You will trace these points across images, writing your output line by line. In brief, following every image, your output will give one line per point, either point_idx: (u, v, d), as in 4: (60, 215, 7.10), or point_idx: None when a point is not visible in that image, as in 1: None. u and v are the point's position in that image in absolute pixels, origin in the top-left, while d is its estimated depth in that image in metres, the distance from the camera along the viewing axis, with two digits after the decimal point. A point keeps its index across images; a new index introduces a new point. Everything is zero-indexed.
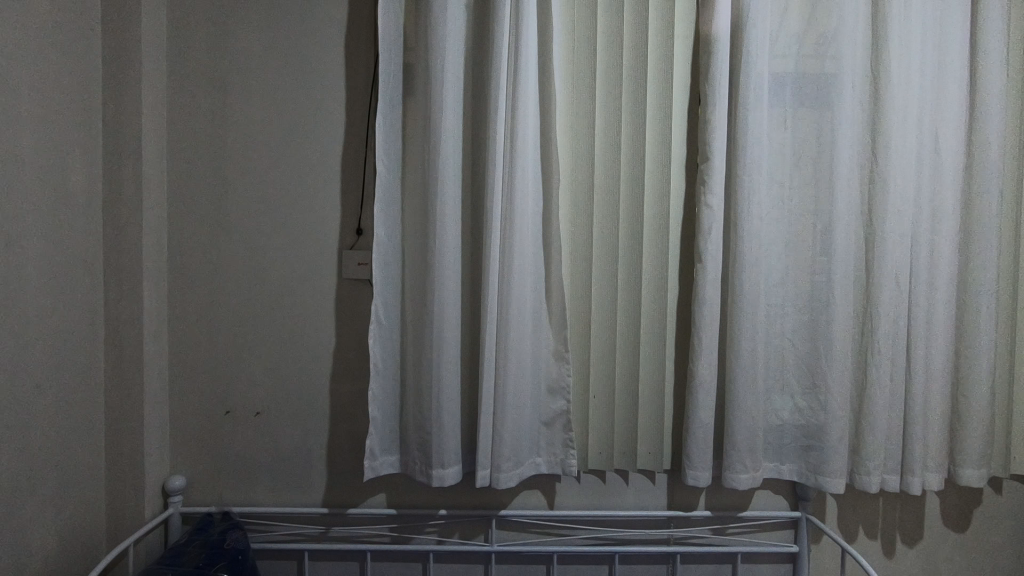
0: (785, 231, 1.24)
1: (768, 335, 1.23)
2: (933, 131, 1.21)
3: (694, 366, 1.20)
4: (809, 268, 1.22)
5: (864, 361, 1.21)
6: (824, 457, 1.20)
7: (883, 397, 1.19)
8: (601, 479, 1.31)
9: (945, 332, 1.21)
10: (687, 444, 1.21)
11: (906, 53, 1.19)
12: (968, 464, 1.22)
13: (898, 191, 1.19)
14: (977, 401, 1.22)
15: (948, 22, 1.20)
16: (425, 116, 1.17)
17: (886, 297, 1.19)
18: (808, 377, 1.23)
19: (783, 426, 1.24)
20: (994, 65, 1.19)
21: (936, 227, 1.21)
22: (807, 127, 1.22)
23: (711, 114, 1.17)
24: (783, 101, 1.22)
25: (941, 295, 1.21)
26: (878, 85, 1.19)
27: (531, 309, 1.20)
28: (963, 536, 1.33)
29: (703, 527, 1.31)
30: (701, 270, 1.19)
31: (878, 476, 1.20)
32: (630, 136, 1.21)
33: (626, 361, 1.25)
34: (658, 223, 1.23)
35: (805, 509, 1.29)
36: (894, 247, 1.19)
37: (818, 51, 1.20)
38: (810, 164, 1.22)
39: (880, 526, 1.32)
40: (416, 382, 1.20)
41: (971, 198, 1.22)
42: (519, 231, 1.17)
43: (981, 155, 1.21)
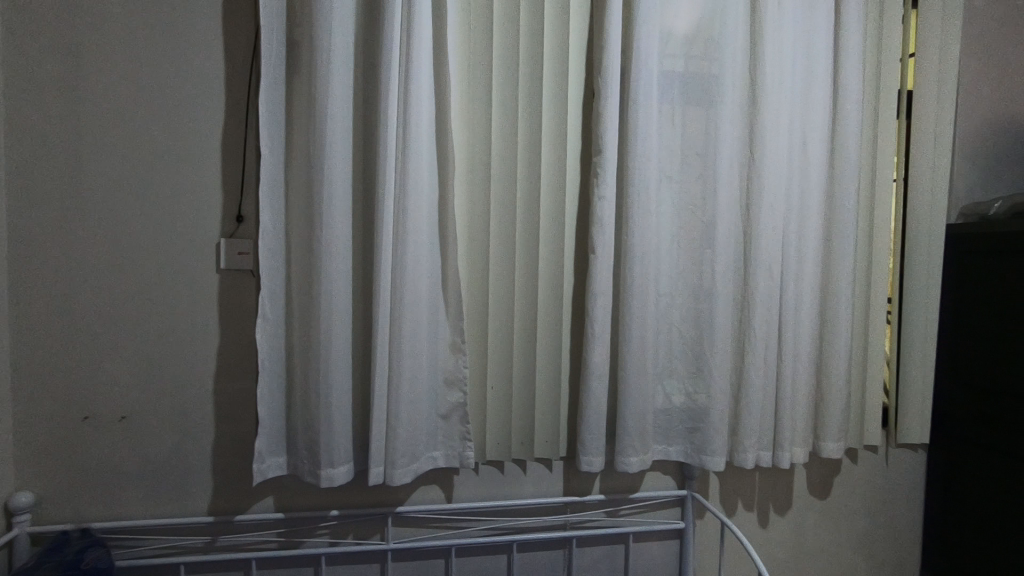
0: (673, 225, 1.29)
1: (658, 323, 1.29)
2: (802, 132, 1.31)
3: (588, 355, 1.23)
4: (695, 259, 1.29)
5: (742, 346, 1.29)
6: (706, 438, 1.27)
7: (758, 379, 1.28)
8: (500, 469, 1.31)
9: (811, 319, 1.32)
10: (582, 431, 1.24)
11: (779, 58, 1.28)
12: (829, 439, 1.34)
13: (772, 188, 1.28)
14: (837, 380, 1.34)
15: (816, 32, 1.29)
16: (309, 96, 1.10)
17: (762, 286, 1.27)
18: (693, 363, 1.30)
19: (670, 410, 1.31)
20: (853, 74, 1.31)
21: (804, 222, 1.31)
22: (694, 125, 1.28)
23: (603, 108, 1.20)
24: (672, 99, 1.27)
25: (807, 284, 1.31)
26: (756, 87, 1.27)
27: (426, 300, 1.17)
28: (825, 503, 1.46)
29: (598, 511, 1.35)
30: (594, 261, 1.21)
31: (752, 454, 1.29)
32: (526, 128, 1.21)
33: (523, 351, 1.26)
34: (553, 214, 1.24)
35: (690, 488, 1.36)
36: (768, 240, 1.27)
37: (703, 53, 1.26)
38: (697, 161, 1.28)
39: (756, 499, 1.43)
40: (304, 378, 1.14)
41: (834, 196, 1.33)
42: (413, 221, 1.13)
43: (842, 156, 1.32)
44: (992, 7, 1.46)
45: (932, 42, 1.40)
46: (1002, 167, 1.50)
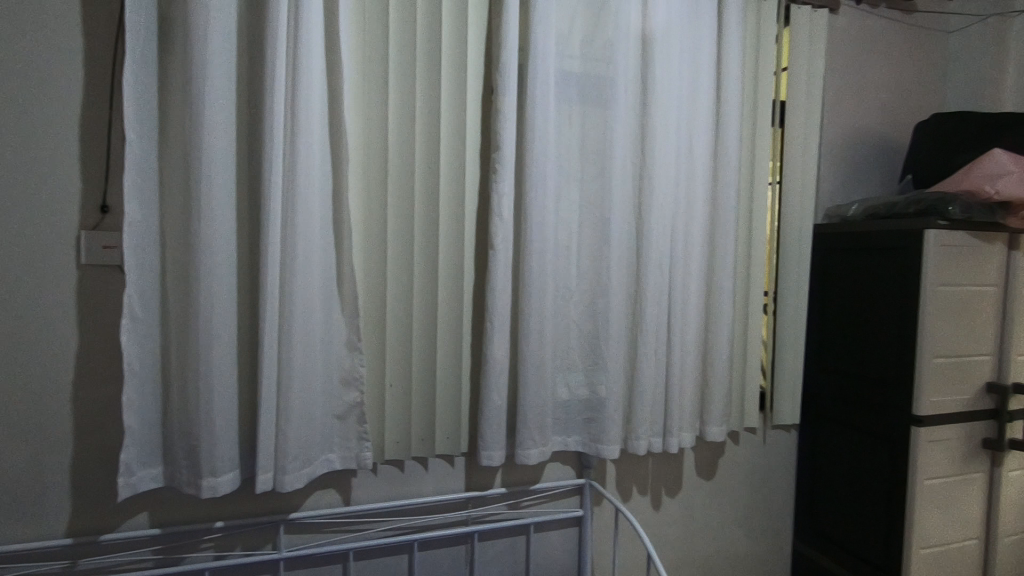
0: (571, 222, 1.33)
1: (556, 317, 1.32)
2: (689, 135, 1.38)
3: (487, 350, 1.23)
4: (590, 255, 1.33)
5: (635, 338, 1.35)
6: (601, 428, 1.33)
7: (649, 369, 1.35)
8: (399, 469, 1.29)
9: (697, 311, 1.40)
10: (483, 426, 1.25)
11: (668, 65, 1.34)
12: (713, 424, 1.44)
13: (661, 187, 1.34)
14: (719, 368, 1.43)
15: (700, 43, 1.37)
16: (183, 79, 1.01)
17: (653, 280, 1.34)
18: (590, 354, 1.34)
19: (568, 401, 1.35)
20: (733, 83, 1.40)
21: (691, 219, 1.39)
22: (589, 125, 1.32)
23: (501, 104, 1.20)
24: (569, 99, 1.31)
25: (694, 278, 1.39)
26: (647, 91, 1.33)
27: (319, 297, 1.13)
28: (711, 483, 1.57)
29: (499, 504, 1.37)
30: (493, 256, 1.22)
31: (645, 441, 1.36)
32: (425, 121, 1.20)
33: (422, 348, 1.24)
34: (452, 210, 1.24)
35: (588, 477, 1.41)
36: (658, 237, 1.34)
37: (597, 56, 1.31)
38: (593, 159, 1.32)
39: (649, 484, 1.50)
40: (181, 383, 1.05)
41: (718, 195, 1.42)
42: (303, 214, 1.08)
43: (724, 159, 1.41)
44: (851, 30, 1.62)
45: (801, 59, 1.53)
46: (860, 175, 1.67)
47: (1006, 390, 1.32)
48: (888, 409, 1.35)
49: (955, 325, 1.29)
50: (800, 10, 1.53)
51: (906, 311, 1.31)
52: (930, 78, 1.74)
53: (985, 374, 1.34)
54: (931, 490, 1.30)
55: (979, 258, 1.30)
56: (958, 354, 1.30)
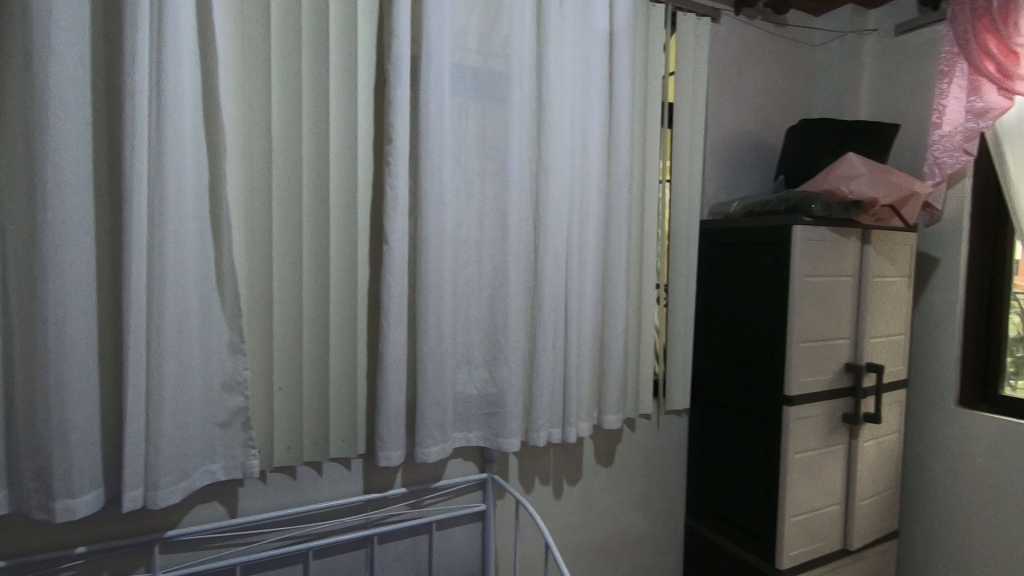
0: (468, 217, 1.32)
1: (454, 313, 1.31)
2: (582, 133, 1.42)
3: (383, 348, 1.20)
4: (488, 250, 1.34)
5: (534, 331, 1.37)
6: (502, 422, 1.34)
7: (548, 362, 1.37)
8: (291, 475, 1.23)
9: (592, 304, 1.45)
10: (380, 426, 1.22)
11: (562, 62, 1.37)
12: (610, 413, 1.50)
13: (558, 183, 1.37)
14: (615, 359, 1.49)
15: (592, 43, 1.41)
16: (22, 51, 0.90)
17: (550, 275, 1.36)
18: (489, 350, 1.35)
19: (468, 397, 1.35)
20: (624, 84, 1.45)
21: (585, 215, 1.43)
22: (484, 121, 1.32)
23: (393, 96, 1.17)
24: (464, 93, 1.30)
25: (589, 272, 1.43)
26: (542, 88, 1.35)
27: (195, 296, 1.04)
28: (609, 469, 1.63)
29: (400, 504, 1.34)
30: (387, 252, 1.19)
31: (544, 432, 1.38)
32: (311, 111, 1.15)
33: (313, 347, 1.19)
34: (343, 203, 1.19)
35: (490, 470, 1.41)
36: (554, 232, 1.37)
37: (491, 52, 1.32)
38: (489, 155, 1.33)
39: (551, 474, 1.53)
40: (28, 395, 0.94)
41: (611, 192, 1.47)
42: (174, 207, 0.99)
43: (617, 157, 1.47)
44: (731, 40, 1.74)
45: (686, 63, 1.62)
46: (740, 174, 1.80)
47: (861, 369, 1.48)
48: (764, 391, 1.47)
49: (818, 313, 1.42)
50: (685, 17, 1.61)
51: (778, 300, 1.42)
52: (799, 87, 1.90)
53: (844, 355, 1.49)
54: (800, 463, 1.42)
55: (838, 252, 1.43)
56: (822, 338, 1.44)
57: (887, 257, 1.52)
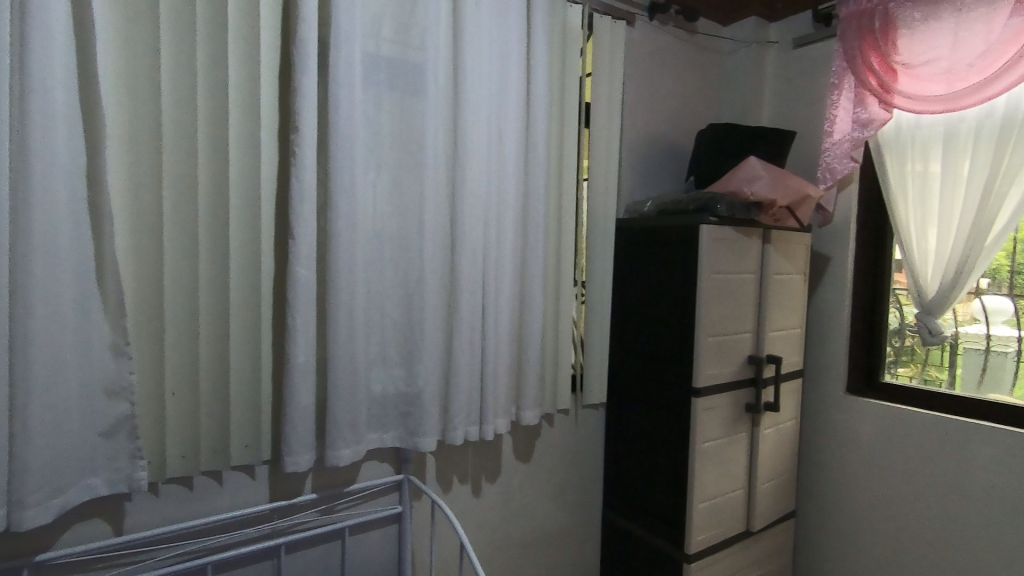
0: (382, 211, 1.28)
1: (368, 310, 1.27)
2: (500, 129, 1.41)
3: (290, 348, 1.14)
4: (403, 246, 1.30)
5: (450, 329, 1.36)
6: (418, 421, 1.32)
7: (465, 360, 1.36)
8: (187, 486, 1.14)
9: (510, 301, 1.45)
10: (286, 430, 1.16)
11: (479, 57, 1.35)
12: (528, 408, 1.51)
13: (474, 179, 1.36)
14: (532, 354, 1.50)
15: (510, 39, 1.41)
16: None
17: (467, 271, 1.35)
18: (404, 348, 1.32)
19: (383, 397, 1.31)
20: (541, 82, 1.46)
21: (502, 211, 1.42)
22: (399, 113, 1.29)
23: (299, 83, 1.11)
24: (377, 84, 1.26)
25: (506, 269, 1.43)
26: (458, 83, 1.33)
27: (70, 294, 0.94)
28: (528, 465, 1.64)
29: (310, 511, 1.28)
30: (293, 247, 1.13)
31: (462, 430, 1.37)
32: (208, 95, 1.07)
33: (211, 348, 1.11)
34: (244, 195, 1.12)
35: (407, 471, 1.38)
36: (471, 228, 1.36)
37: (406, 42, 1.28)
38: (404, 149, 1.29)
39: (469, 472, 1.52)
40: None
41: (528, 189, 1.48)
42: (42, 194, 0.90)
43: (534, 154, 1.47)
44: (645, 44, 1.79)
45: (602, 65, 1.65)
46: (653, 175, 1.86)
47: (762, 360, 1.57)
48: (674, 383, 1.52)
49: (724, 308, 1.49)
50: (601, 19, 1.65)
51: (687, 296, 1.49)
52: (709, 93, 1.99)
53: (747, 348, 1.57)
54: (707, 451, 1.49)
55: (741, 250, 1.51)
56: (727, 332, 1.51)
57: (786, 255, 1.62)
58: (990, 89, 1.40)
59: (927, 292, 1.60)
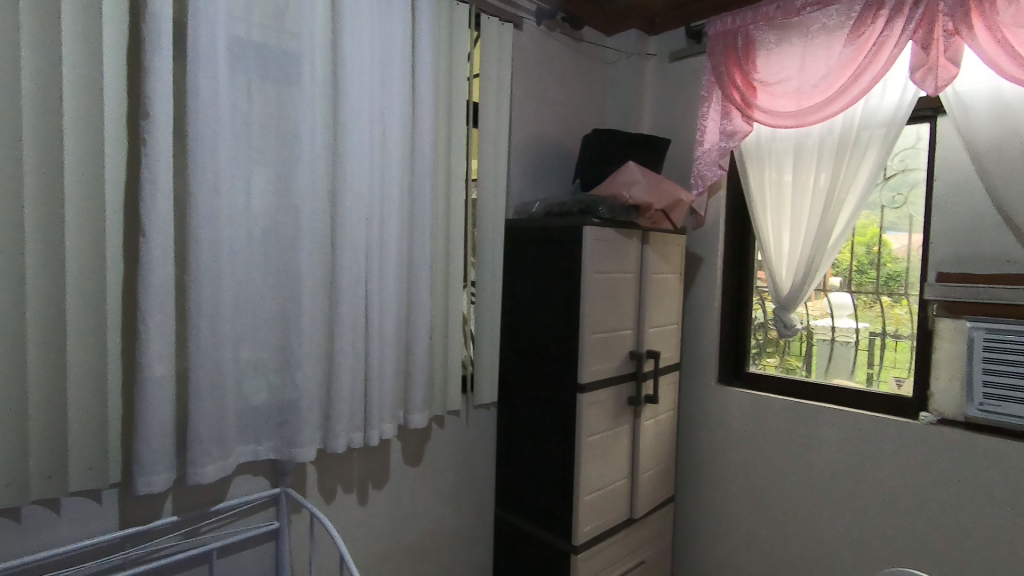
0: (253, 207, 1.20)
1: (237, 313, 1.18)
2: (382, 124, 1.37)
3: (143, 357, 1.03)
4: (277, 244, 1.23)
5: (331, 331, 1.30)
6: (295, 431, 1.24)
7: (347, 363, 1.31)
8: (13, 519, 1.00)
9: (395, 301, 1.41)
10: (139, 449, 1.04)
11: (359, 49, 1.30)
12: (416, 411, 1.47)
13: (355, 175, 1.31)
14: (419, 356, 1.47)
15: (392, 33, 1.37)
16: None
17: (347, 270, 1.30)
18: (280, 353, 1.24)
19: (256, 407, 1.22)
20: (426, 79, 1.44)
21: (386, 209, 1.38)
22: (271, 102, 1.21)
23: (150, 64, 1.01)
24: (246, 70, 1.17)
25: (390, 268, 1.39)
26: (337, 75, 1.27)
27: None
28: (418, 469, 1.61)
29: (171, 535, 1.17)
30: (145, 245, 1.02)
31: (344, 437, 1.31)
32: (35, 72, 0.94)
33: (42, 359, 0.98)
34: (84, 186, 1.00)
35: (284, 484, 1.30)
36: (352, 226, 1.30)
37: (278, 28, 1.21)
38: (277, 141, 1.22)
39: (354, 480, 1.47)
40: None
41: (414, 187, 1.45)
42: None
43: (419, 152, 1.45)
44: (533, 48, 1.82)
45: (490, 66, 1.66)
46: (542, 177, 1.90)
47: (642, 356, 1.65)
48: (561, 380, 1.56)
49: (606, 306, 1.55)
50: (488, 20, 1.65)
51: (572, 295, 1.53)
52: (594, 99, 2.07)
53: (628, 344, 1.65)
54: (592, 445, 1.54)
55: (622, 251, 1.58)
56: (609, 329, 1.57)
57: (662, 256, 1.72)
58: (830, 107, 1.57)
59: (782, 288, 1.76)
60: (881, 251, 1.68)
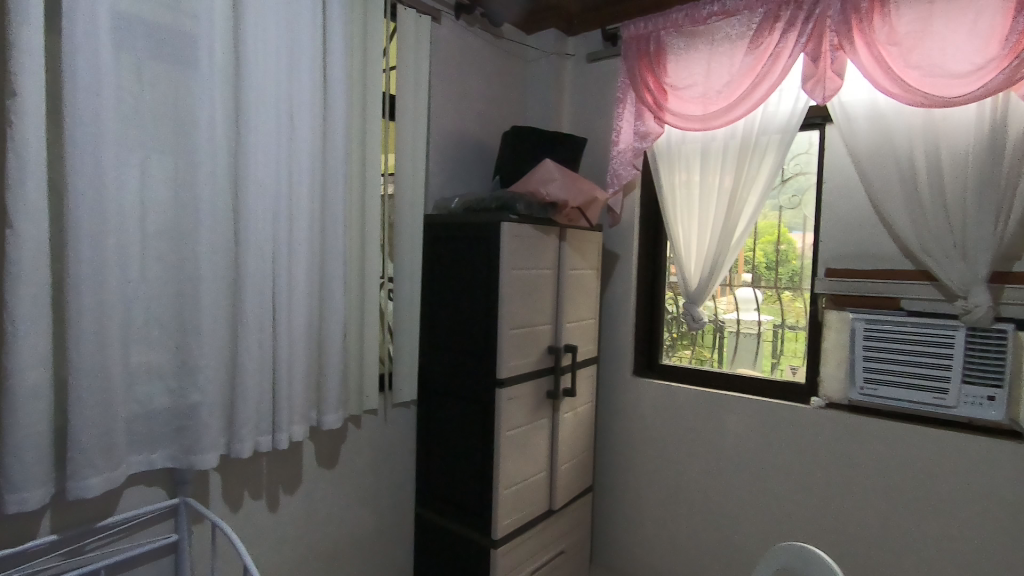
0: (144, 199, 1.11)
1: (126, 313, 1.09)
2: (290, 114, 1.31)
3: (11, 363, 0.93)
4: (173, 238, 1.15)
5: (235, 331, 1.23)
6: (195, 437, 1.17)
7: (253, 364, 1.25)
8: None
9: (305, 299, 1.35)
10: (7, 463, 0.95)
11: (264, 34, 1.24)
12: (329, 412, 1.43)
13: (260, 166, 1.24)
14: (332, 354, 1.42)
15: (300, 18, 1.31)
16: None
17: (252, 266, 1.24)
18: (176, 355, 1.16)
19: (150, 413, 1.14)
20: (337, 69, 1.39)
21: (295, 203, 1.32)
22: (163, 86, 1.12)
23: (16, 39, 0.91)
24: (134, 50, 1.08)
25: (301, 264, 1.34)
26: (239, 60, 1.20)
27: None
28: (333, 471, 1.56)
29: (50, 556, 1.07)
30: (13, 239, 0.92)
31: (250, 441, 1.25)
32: None
33: None
34: None
35: (183, 494, 1.22)
36: (258, 220, 1.24)
37: (171, 7, 1.13)
38: (172, 129, 1.14)
39: (264, 486, 1.40)
40: None
41: (326, 180, 1.40)
42: None
43: (330, 144, 1.40)
44: (453, 42, 1.81)
45: (407, 58, 1.63)
46: (462, 173, 1.89)
47: (560, 350, 1.69)
48: (479, 376, 1.57)
49: (524, 302, 1.57)
50: (405, 11, 1.62)
51: (490, 291, 1.53)
52: (514, 97, 2.08)
53: (547, 339, 1.68)
54: (511, 439, 1.56)
55: (539, 247, 1.60)
56: (527, 325, 1.59)
57: (579, 252, 1.76)
58: (732, 112, 1.66)
59: (690, 283, 1.85)
60: (789, 249, 1.77)
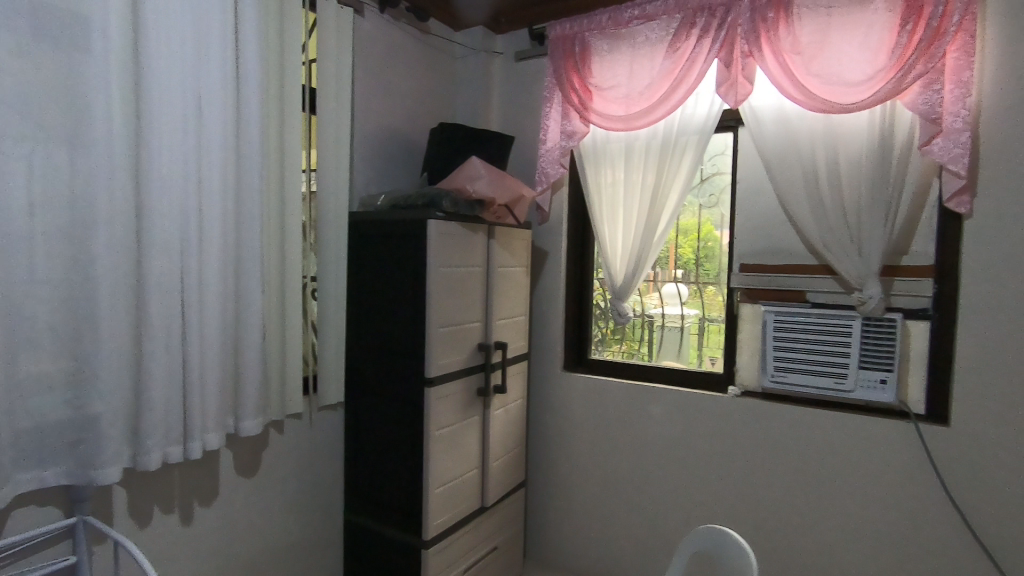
0: (30, 194, 1.02)
1: (10, 318, 1.00)
2: (198, 105, 1.24)
3: None
4: (65, 236, 1.06)
5: (139, 335, 1.16)
6: (93, 450, 1.09)
7: (160, 370, 1.18)
8: None
9: (219, 300, 1.29)
10: None
11: (166, 20, 1.16)
12: (248, 418, 1.37)
13: (165, 160, 1.17)
14: (250, 358, 1.36)
15: (208, 4, 1.24)
16: None
17: (157, 266, 1.16)
18: (71, 362, 1.08)
19: (42, 426, 1.05)
20: (251, 59, 1.33)
21: (206, 199, 1.25)
22: (52, 71, 1.04)
23: None
24: (15, 31, 0.99)
25: (213, 263, 1.27)
26: (139, 46, 1.13)
27: None
28: (253, 479, 1.50)
29: None
30: None
31: (158, 452, 1.18)
32: None
33: None
34: None
35: (82, 512, 1.12)
36: (164, 217, 1.17)
37: None
38: (62, 118, 1.05)
39: (175, 499, 1.32)
40: None
41: (239, 176, 1.34)
42: None
43: (244, 138, 1.34)
44: (377, 36, 1.77)
45: (328, 50, 1.58)
46: (388, 170, 1.86)
47: (490, 347, 1.69)
48: (407, 376, 1.54)
49: (452, 300, 1.56)
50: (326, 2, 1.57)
51: (417, 289, 1.51)
52: (442, 93, 2.07)
53: (476, 336, 1.67)
54: (441, 438, 1.54)
55: (467, 244, 1.59)
56: (456, 323, 1.58)
57: (508, 249, 1.76)
58: (653, 113, 1.72)
59: (616, 279, 1.90)
60: (711, 246, 1.85)
